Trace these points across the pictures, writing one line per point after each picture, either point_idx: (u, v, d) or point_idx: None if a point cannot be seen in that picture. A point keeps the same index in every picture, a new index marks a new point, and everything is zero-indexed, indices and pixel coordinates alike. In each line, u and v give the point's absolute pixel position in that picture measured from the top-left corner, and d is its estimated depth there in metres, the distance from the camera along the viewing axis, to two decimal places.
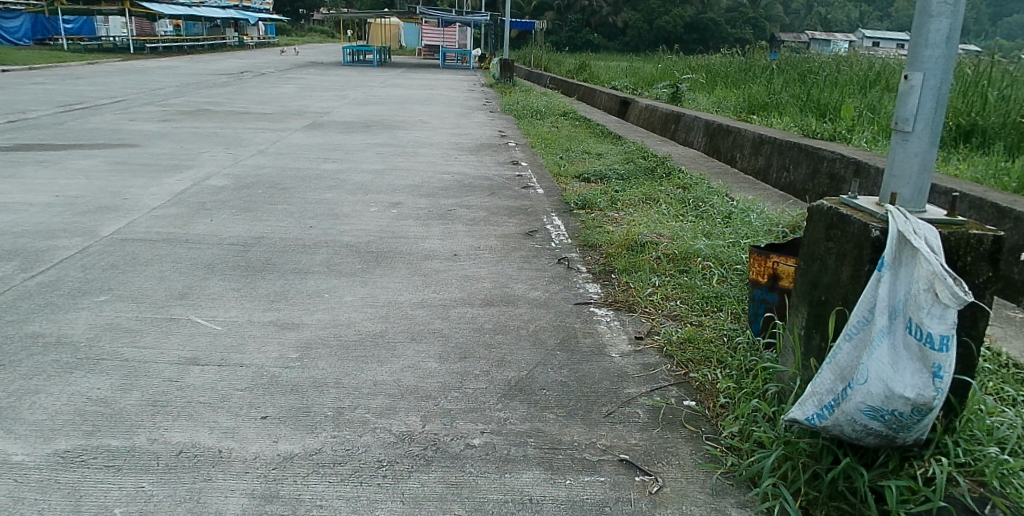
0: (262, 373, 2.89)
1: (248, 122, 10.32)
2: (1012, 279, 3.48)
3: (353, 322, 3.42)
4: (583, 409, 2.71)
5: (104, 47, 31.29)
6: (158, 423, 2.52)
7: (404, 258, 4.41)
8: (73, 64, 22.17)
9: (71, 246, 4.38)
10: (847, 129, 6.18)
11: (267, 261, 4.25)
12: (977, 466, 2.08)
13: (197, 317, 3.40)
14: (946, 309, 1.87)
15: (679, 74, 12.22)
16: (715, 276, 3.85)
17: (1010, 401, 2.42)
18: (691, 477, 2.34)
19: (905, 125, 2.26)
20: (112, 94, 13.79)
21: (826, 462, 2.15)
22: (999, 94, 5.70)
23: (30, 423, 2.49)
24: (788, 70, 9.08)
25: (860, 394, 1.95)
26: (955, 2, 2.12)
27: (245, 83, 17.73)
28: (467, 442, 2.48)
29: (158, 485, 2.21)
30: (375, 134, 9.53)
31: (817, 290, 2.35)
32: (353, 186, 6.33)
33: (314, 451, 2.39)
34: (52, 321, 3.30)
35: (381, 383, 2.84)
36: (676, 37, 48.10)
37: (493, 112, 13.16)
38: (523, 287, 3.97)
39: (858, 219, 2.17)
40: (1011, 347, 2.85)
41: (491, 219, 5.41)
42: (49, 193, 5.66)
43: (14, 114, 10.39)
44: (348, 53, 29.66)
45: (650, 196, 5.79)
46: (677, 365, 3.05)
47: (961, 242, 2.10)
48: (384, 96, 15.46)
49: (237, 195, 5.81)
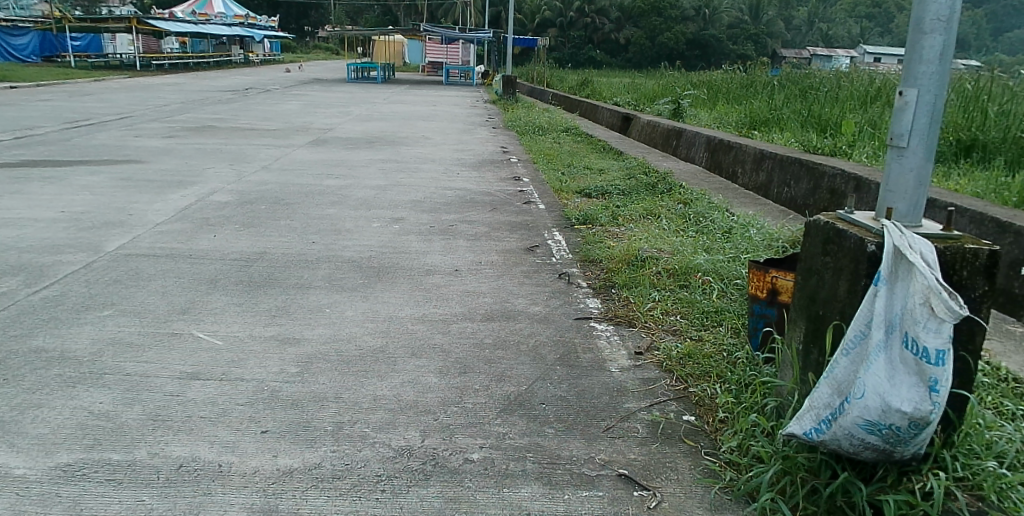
0: (263, 387, 2.91)
1: (251, 138, 10.41)
2: (1013, 293, 3.48)
3: (354, 337, 3.44)
4: (583, 423, 2.72)
5: (110, 64, 31.55)
6: (158, 438, 2.53)
7: (405, 273, 4.43)
8: (80, 81, 22.44)
9: (76, 261, 4.41)
10: (847, 145, 6.22)
11: (269, 276, 4.28)
12: (975, 480, 2.07)
13: (198, 332, 3.43)
14: (942, 323, 1.87)
15: (680, 90, 12.31)
16: (715, 291, 3.86)
17: (1009, 415, 2.43)
18: (689, 491, 2.34)
19: (900, 140, 2.27)
20: (118, 111, 13.95)
21: (825, 477, 2.16)
22: (999, 109, 5.72)
23: (31, 437, 2.51)
24: (788, 86, 9.14)
25: (857, 408, 1.96)
26: (948, 20, 2.15)
27: (250, 99, 17.98)
28: (466, 457, 2.49)
29: (157, 499, 2.22)
30: (378, 150, 9.58)
31: (815, 304, 2.36)
32: (355, 201, 6.38)
33: (313, 466, 2.40)
34: (55, 335, 3.33)
35: (381, 398, 2.85)
36: (676, 53, 48.67)
37: (496, 128, 13.25)
38: (524, 302, 3.99)
39: (854, 234, 2.18)
40: (1010, 362, 2.86)
41: (492, 235, 5.43)
42: (55, 208, 5.72)
43: (20, 130, 10.49)
44: (349, 71, 30.04)
45: (651, 210, 5.81)
46: (676, 380, 3.06)
47: (956, 256, 2.11)
48: (387, 113, 15.54)
49: (240, 211, 5.85)
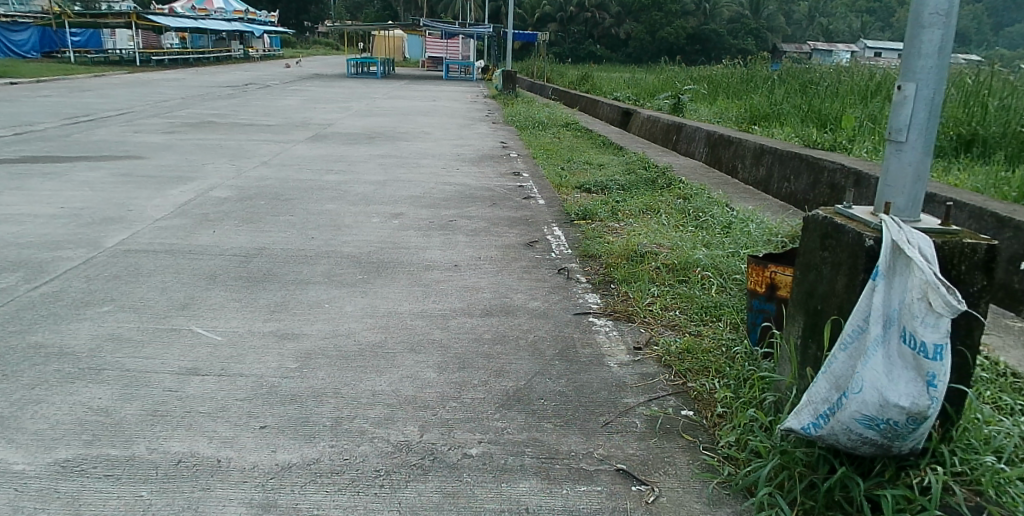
0: (262, 383, 2.91)
1: (251, 134, 10.40)
2: (1012, 288, 3.47)
3: (353, 333, 3.44)
4: (582, 418, 2.72)
5: (109, 60, 31.48)
6: (158, 433, 2.53)
7: (404, 268, 4.43)
8: (80, 77, 22.40)
9: (75, 257, 4.41)
10: (847, 140, 6.21)
11: (268, 272, 4.28)
12: (973, 475, 2.08)
13: (197, 328, 3.43)
14: (939, 317, 1.87)
15: (681, 85, 12.28)
16: (714, 286, 3.86)
17: (1008, 409, 2.43)
18: (688, 486, 2.35)
19: (899, 135, 2.26)
20: (118, 106, 13.93)
21: (822, 471, 2.16)
22: (999, 104, 5.70)
23: (31, 433, 2.51)
24: (788, 81, 9.12)
25: (855, 403, 1.96)
26: (947, 14, 2.14)
27: (250, 95, 17.96)
28: (465, 452, 2.49)
29: (156, 494, 2.22)
30: (377, 146, 9.57)
31: (813, 299, 2.36)
32: (354, 197, 6.37)
33: (312, 461, 2.40)
34: (55, 331, 3.33)
35: (380, 393, 2.85)
36: (677, 48, 48.51)
37: (495, 123, 13.22)
38: (523, 297, 3.98)
39: (853, 228, 2.18)
40: (1009, 357, 2.86)
41: (492, 230, 5.42)
42: (54, 204, 5.72)
43: (19, 126, 10.47)
44: (348, 67, 29.99)
45: (650, 205, 5.81)
46: (675, 375, 3.06)
47: (954, 251, 2.10)
48: (387, 108, 15.52)
49: (239, 207, 5.84)
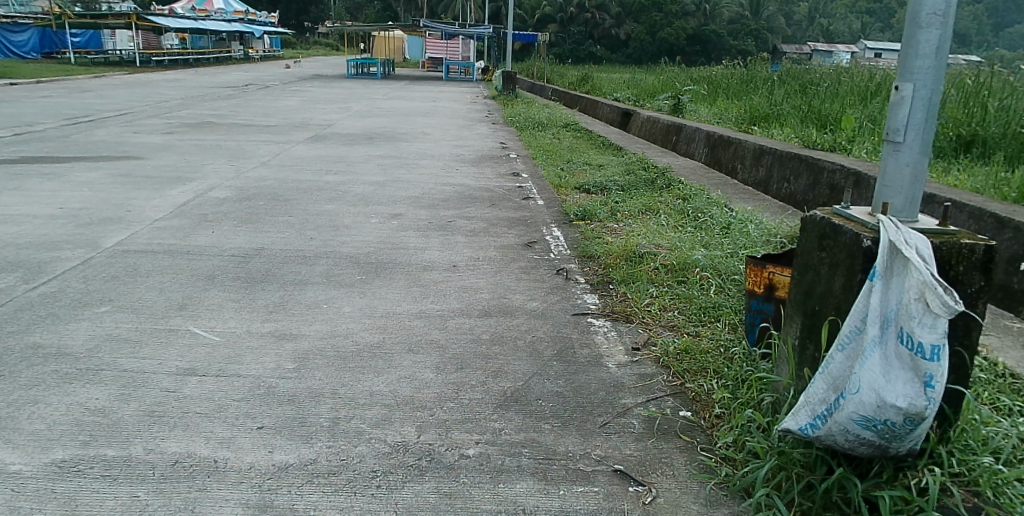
0: (259, 384, 2.90)
1: (250, 134, 10.40)
2: (1012, 289, 3.47)
3: (351, 333, 3.43)
4: (580, 419, 2.72)
5: (109, 60, 31.48)
6: (155, 434, 2.53)
7: (403, 269, 4.43)
8: (79, 77, 22.40)
9: (73, 257, 4.41)
10: (847, 140, 6.21)
11: (267, 272, 4.28)
12: (971, 476, 2.07)
13: (195, 328, 3.43)
14: (936, 318, 1.87)
15: (681, 86, 12.28)
16: (713, 286, 3.86)
17: (1006, 410, 2.43)
18: (685, 487, 2.34)
19: (896, 135, 2.26)
20: (118, 107, 13.94)
21: (820, 472, 2.15)
22: (999, 104, 5.70)
23: (28, 433, 2.51)
24: (788, 82, 9.11)
25: (852, 403, 1.95)
26: (945, 14, 2.14)
27: (250, 96, 17.95)
28: (462, 452, 2.48)
29: (152, 494, 2.22)
30: (377, 146, 9.56)
31: (811, 300, 2.35)
32: (353, 197, 6.37)
33: (308, 462, 2.40)
34: (53, 331, 3.33)
35: (378, 394, 2.85)
36: (677, 49, 48.48)
37: (495, 124, 13.22)
38: (521, 298, 3.98)
39: (850, 229, 2.18)
40: (1008, 357, 2.85)
41: (490, 231, 5.42)
42: (53, 204, 5.72)
43: (20, 127, 10.48)
44: (348, 68, 29.98)
45: (650, 206, 5.81)
46: (673, 376, 3.05)
47: (951, 252, 2.10)
48: (387, 108, 15.52)
49: (238, 207, 5.84)
